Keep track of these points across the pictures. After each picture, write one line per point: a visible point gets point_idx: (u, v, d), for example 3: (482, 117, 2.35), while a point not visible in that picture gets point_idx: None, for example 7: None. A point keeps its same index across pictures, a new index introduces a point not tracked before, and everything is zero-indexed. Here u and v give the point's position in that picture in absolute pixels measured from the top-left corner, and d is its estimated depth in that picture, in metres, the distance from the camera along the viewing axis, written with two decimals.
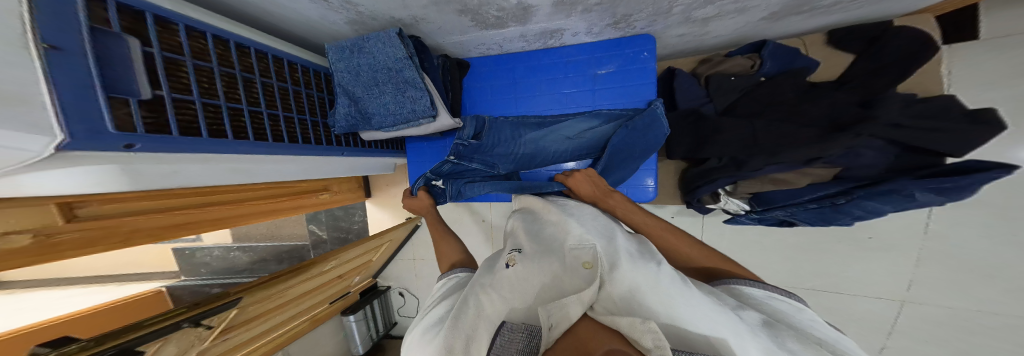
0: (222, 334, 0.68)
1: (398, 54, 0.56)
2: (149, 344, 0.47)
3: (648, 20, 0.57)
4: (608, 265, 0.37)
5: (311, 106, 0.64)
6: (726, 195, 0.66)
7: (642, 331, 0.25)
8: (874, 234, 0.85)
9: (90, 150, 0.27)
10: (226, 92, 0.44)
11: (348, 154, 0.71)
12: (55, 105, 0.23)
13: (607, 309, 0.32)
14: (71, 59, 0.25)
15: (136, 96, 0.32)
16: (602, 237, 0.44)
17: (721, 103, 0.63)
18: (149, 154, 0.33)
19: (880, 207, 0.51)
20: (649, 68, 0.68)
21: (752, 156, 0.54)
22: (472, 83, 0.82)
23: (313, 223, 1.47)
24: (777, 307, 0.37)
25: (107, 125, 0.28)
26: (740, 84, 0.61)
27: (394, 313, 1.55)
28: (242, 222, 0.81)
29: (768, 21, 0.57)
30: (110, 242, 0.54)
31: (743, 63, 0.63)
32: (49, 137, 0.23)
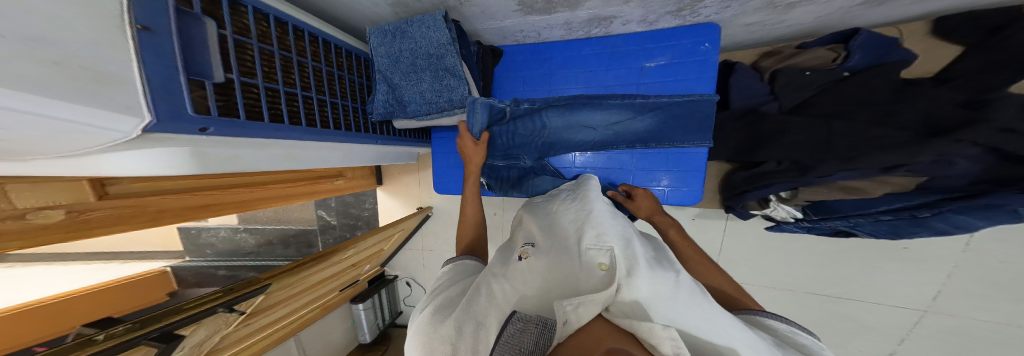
0: (246, 320, 0.71)
1: (443, 39, 0.54)
2: (184, 328, 0.51)
3: (719, 6, 0.54)
4: (628, 270, 0.31)
5: (352, 92, 0.62)
6: (779, 202, 0.63)
7: (660, 337, 0.23)
8: (910, 245, 0.81)
9: (169, 132, 0.26)
10: (285, 76, 0.43)
11: (381, 142, 0.69)
12: (144, 85, 0.23)
13: (623, 311, 0.28)
14: (161, 42, 0.23)
15: (209, 79, 0.30)
16: (621, 240, 0.38)
17: (790, 101, 0.61)
18: (219, 137, 0.32)
19: (971, 220, 0.50)
20: (709, 60, 0.64)
21: (823, 161, 0.52)
22: (504, 73, 0.79)
23: (322, 208, 1.46)
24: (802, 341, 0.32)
25: (188, 108, 0.27)
26: (817, 79, 0.59)
27: (400, 303, 1.55)
28: (260, 206, 0.80)
29: (869, 6, 0.52)
30: (139, 221, 0.54)
31: (825, 55, 0.60)
32: (136, 117, 0.22)
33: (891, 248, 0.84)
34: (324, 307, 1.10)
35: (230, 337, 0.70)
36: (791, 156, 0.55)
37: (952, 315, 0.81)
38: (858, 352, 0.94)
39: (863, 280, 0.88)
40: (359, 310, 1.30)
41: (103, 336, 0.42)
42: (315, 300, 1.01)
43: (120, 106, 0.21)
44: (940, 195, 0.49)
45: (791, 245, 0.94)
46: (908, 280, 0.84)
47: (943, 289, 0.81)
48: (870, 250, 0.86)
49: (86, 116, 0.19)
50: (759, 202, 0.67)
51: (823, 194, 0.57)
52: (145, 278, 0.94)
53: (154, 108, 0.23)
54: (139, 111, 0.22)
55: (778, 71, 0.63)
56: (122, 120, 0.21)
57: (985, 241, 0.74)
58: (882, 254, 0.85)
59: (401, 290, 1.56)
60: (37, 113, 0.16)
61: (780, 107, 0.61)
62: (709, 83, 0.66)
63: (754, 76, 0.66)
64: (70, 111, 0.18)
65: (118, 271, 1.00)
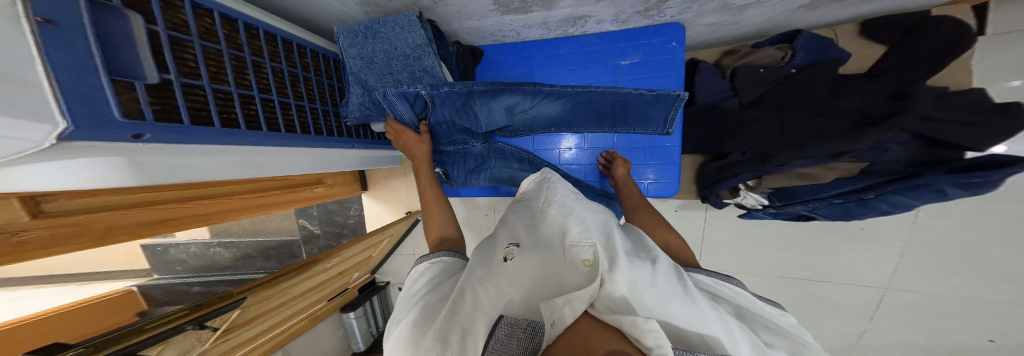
0: (226, 335, 0.65)
1: (419, 40, 0.53)
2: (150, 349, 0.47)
3: (682, 6, 0.56)
4: (610, 263, 0.32)
5: (322, 95, 0.59)
6: (746, 190, 0.67)
7: (643, 329, 0.23)
8: (866, 226, 0.88)
9: (94, 140, 0.24)
10: (238, 77, 0.41)
11: (359, 146, 0.68)
12: (53, 88, 0.20)
13: (608, 305, 0.27)
14: (66, 35, 0.21)
15: (141, 80, 0.28)
16: (601, 234, 0.39)
17: (748, 96, 0.64)
18: (160, 144, 0.30)
19: (907, 201, 0.53)
20: (676, 58, 0.67)
21: (780, 151, 0.56)
22: (485, 73, 0.80)
23: (303, 217, 1.40)
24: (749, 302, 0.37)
25: (114, 112, 0.25)
26: (769, 77, 0.62)
27: (394, 309, 1.51)
28: (231, 218, 0.76)
29: (806, 9, 0.56)
30: (86, 240, 0.49)
31: (774, 54, 0.62)
32: (52, 125, 0.20)
33: (848, 229, 0.90)
34: (311, 318, 1.04)
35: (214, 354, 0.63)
36: (754, 148, 0.59)
37: (905, 288, 0.89)
38: (827, 327, 1.01)
39: (829, 260, 0.95)
40: (350, 318, 1.26)
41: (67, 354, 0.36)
42: (304, 311, 0.97)
43: (31, 115, 0.18)
44: (883, 178, 0.54)
45: (765, 231, 0.99)
46: (865, 258, 0.91)
47: (898, 265, 0.88)
48: (833, 232, 0.92)
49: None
50: (731, 191, 0.71)
51: (784, 182, 0.61)
52: (106, 300, 0.86)
53: (69, 114, 0.21)
54: (54, 117, 0.20)
55: (737, 69, 0.65)
56: (35, 130, 0.19)
57: (927, 220, 0.82)
58: (843, 235, 0.92)
59: (394, 296, 1.52)
60: None
61: (739, 103, 0.65)
62: (678, 80, 0.69)
63: (716, 74, 0.69)
64: None
65: (76, 293, 0.91)
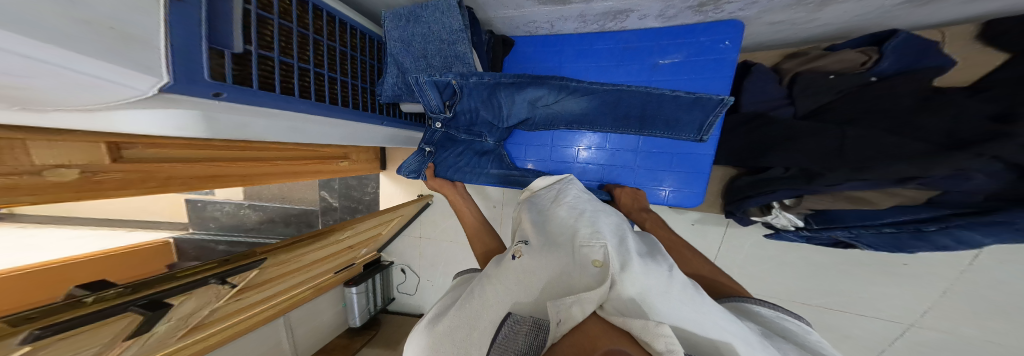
0: (237, 295, 0.69)
1: (455, 26, 0.54)
2: (176, 297, 0.47)
3: (743, 2, 0.52)
4: (622, 265, 0.32)
5: (363, 72, 0.62)
6: (780, 209, 0.64)
7: (654, 334, 0.23)
8: (909, 262, 0.81)
9: (185, 95, 0.28)
10: (300, 52, 0.44)
11: (387, 124, 0.69)
12: (167, 48, 0.23)
13: (617, 308, 0.28)
14: (188, 10, 0.25)
15: (230, 49, 0.31)
16: (614, 236, 0.40)
17: (806, 105, 0.60)
18: (234, 104, 0.34)
19: (978, 237, 0.49)
20: (727, 59, 0.63)
21: (830, 170, 0.51)
22: (514, 64, 0.79)
23: (325, 189, 1.49)
24: (788, 328, 0.33)
25: (204, 75, 0.28)
26: (838, 84, 0.57)
27: (393, 289, 1.58)
28: (267, 182, 0.82)
29: (912, 6, 0.50)
30: (149, 185, 0.55)
31: (852, 59, 0.57)
32: (157, 78, 0.23)
33: (887, 263, 0.84)
34: (317, 289, 1.12)
35: (220, 311, 0.68)
36: (799, 164, 0.55)
37: (937, 331, 0.83)
38: None
39: (854, 296, 0.89)
40: (352, 293, 1.33)
41: (94, 298, 0.38)
42: (308, 283, 1.03)
43: (141, 66, 0.21)
44: (948, 211, 0.48)
45: (789, 255, 0.93)
46: (898, 296, 0.85)
47: (930, 304, 0.82)
48: (866, 265, 0.86)
49: (114, 75, 0.20)
50: (761, 208, 0.67)
51: (828, 204, 0.57)
52: (140, 249, 0.93)
53: (173, 72, 0.24)
54: (160, 72, 0.23)
55: (800, 74, 0.62)
56: (144, 81, 0.22)
57: (988, 263, 0.74)
58: (879, 269, 0.85)
59: (395, 276, 1.58)
60: (69, 68, 0.17)
61: (794, 112, 0.61)
62: (724, 83, 0.65)
63: (772, 79, 0.66)
64: (102, 68, 0.19)
65: (125, 240, 1.02)
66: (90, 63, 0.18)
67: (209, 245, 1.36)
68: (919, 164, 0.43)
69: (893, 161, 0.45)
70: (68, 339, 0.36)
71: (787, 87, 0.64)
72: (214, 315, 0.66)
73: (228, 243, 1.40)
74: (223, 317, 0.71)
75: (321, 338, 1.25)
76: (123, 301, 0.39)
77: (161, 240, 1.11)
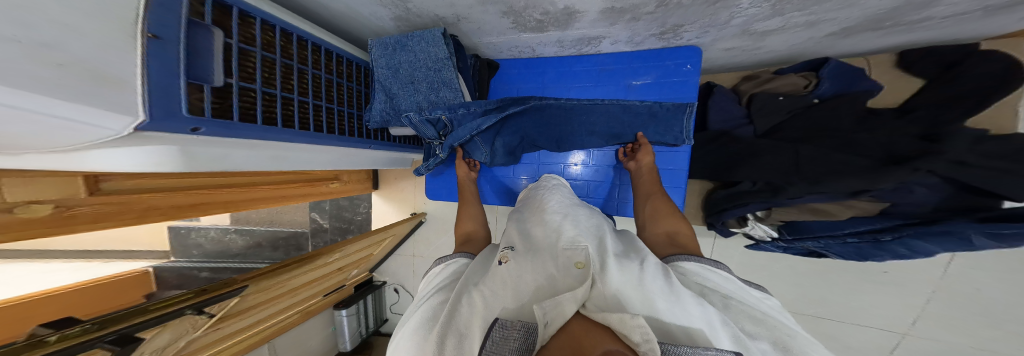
0: (218, 323, 0.66)
1: (441, 55, 0.58)
2: (147, 330, 0.46)
3: (698, 31, 0.57)
4: (601, 265, 0.34)
5: (350, 98, 0.64)
6: (755, 220, 0.67)
7: (631, 325, 0.23)
8: (889, 269, 0.82)
9: (160, 131, 0.28)
10: (283, 82, 0.46)
11: (375, 147, 0.70)
12: (143, 86, 0.25)
13: (599, 306, 0.28)
14: (167, 50, 0.27)
15: (209, 83, 0.32)
16: (593, 238, 0.41)
17: (763, 124, 0.63)
18: (211, 138, 0.35)
19: (931, 247, 0.51)
20: (690, 81, 0.68)
21: (790, 184, 0.54)
22: (499, 85, 0.83)
23: (316, 211, 1.49)
24: (711, 278, 0.36)
25: (182, 109, 0.29)
26: (787, 106, 0.61)
27: (386, 310, 1.53)
28: (251, 207, 0.82)
29: (838, 37, 0.56)
30: (122, 218, 0.55)
31: (796, 82, 0.62)
32: (131, 116, 0.24)
33: (871, 271, 0.85)
34: (304, 313, 1.09)
35: (197, 342, 0.64)
36: (764, 179, 0.57)
37: (926, 337, 0.84)
38: None
39: (843, 302, 0.90)
40: (342, 316, 1.27)
41: (57, 337, 0.36)
42: (295, 306, 0.99)
43: (115, 106, 0.22)
44: (900, 220, 0.51)
45: (775, 264, 0.95)
46: (886, 302, 0.86)
47: (920, 313, 0.83)
48: (850, 273, 0.88)
49: (86, 116, 0.21)
50: (739, 220, 0.70)
51: (796, 216, 0.60)
52: (118, 279, 0.90)
53: (150, 108, 0.25)
54: (135, 109, 0.24)
55: (754, 95, 0.65)
56: (117, 119, 0.23)
57: (961, 269, 0.76)
58: (863, 276, 0.86)
59: (388, 296, 1.53)
60: (38, 112, 0.18)
61: (755, 130, 0.64)
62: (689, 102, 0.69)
63: (733, 99, 0.69)
64: (74, 112, 0.19)
65: (106, 270, 0.99)
66: (64, 107, 0.19)
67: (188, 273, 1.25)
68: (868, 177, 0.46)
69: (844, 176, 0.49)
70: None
71: (745, 106, 0.68)
72: (192, 346, 0.62)
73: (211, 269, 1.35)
74: (201, 347, 0.67)
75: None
76: (90, 338, 0.38)
77: (143, 269, 1.08)
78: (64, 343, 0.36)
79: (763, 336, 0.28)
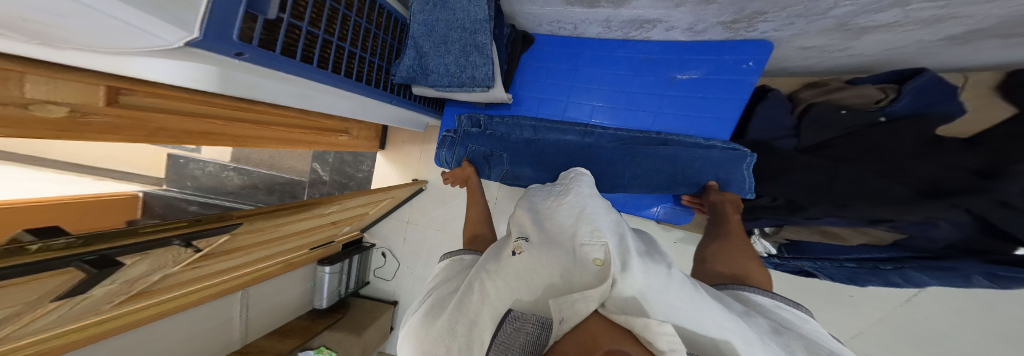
0: (197, 261, 0.62)
1: (481, 16, 0.55)
2: (128, 256, 0.43)
3: (779, 22, 0.53)
4: (622, 265, 0.33)
5: (382, 51, 0.61)
6: (761, 236, 0.71)
7: (656, 332, 0.21)
8: (855, 294, 0.93)
9: (205, 50, 0.26)
10: (327, 24, 0.44)
11: (394, 103, 0.68)
12: (207, 7, 0.23)
13: (619, 306, 0.28)
14: None
15: (263, 15, 0.30)
16: (613, 236, 0.40)
17: (811, 138, 0.63)
18: (246, 64, 0.32)
19: (926, 280, 0.54)
20: (747, 80, 0.64)
21: (814, 204, 0.54)
22: (530, 62, 0.80)
23: (319, 161, 1.51)
24: (784, 316, 0.34)
25: (233, 33, 0.27)
26: (848, 120, 0.59)
27: (369, 274, 1.60)
28: (258, 144, 0.89)
29: (952, 42, 0.51)
30: (135, 133, 0.60)
31: (871, 94, 0.60)
32: (188, 34, 0.23)
33: (839, 293, 0.95)
34: (287, 264, 1.09)
35: (173, 278, 0.61)
36: (786, 195, 0.58)
37: None
38: None
39: None
40: (325, 272, 1.30)
41: (40, 246, 0.33)
42: (279, 255, 1.00)
43: (179, 22, 0.21)
44: (907, 252, 0.52)
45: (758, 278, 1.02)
46: (837, 318, 0.96)
47: (862, 329, 0.94)
48: (822, 292, 0.98)
49: (146, 24, 0.19)
50: (743, 233, 0.74)
51: (803, 236, 0.64)
52: (95, 201, 0.90)
53: (205, 28, 0.23)
54: (192, 27, 0.22)
55: (814, 105, 0.65)
56: (173, 33, 0.22)
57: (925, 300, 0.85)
58: (831, 295, 0.96)
59: (374, 260, 1.60)
60: (103, 11, 0.16)
61: (799, 144, 0.63)
62: (736, 105, 0.65)
63: (784, 108, 0.70)
64: (138, 18, 0.18)
65: (87, 192, 0.96)
66: (134, 13, 0.17)
67: (179, 204, 1.29)
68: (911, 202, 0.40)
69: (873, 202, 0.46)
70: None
71: (799, 116, 0.68)
72: (162, 282, 0.58)
73: (201, 204, 1.35)
74: (174, 285, 0.64)
75: (283, 317, 1.20)
76: (69, 255, 0.35)
77: (129, 194, 1.09)
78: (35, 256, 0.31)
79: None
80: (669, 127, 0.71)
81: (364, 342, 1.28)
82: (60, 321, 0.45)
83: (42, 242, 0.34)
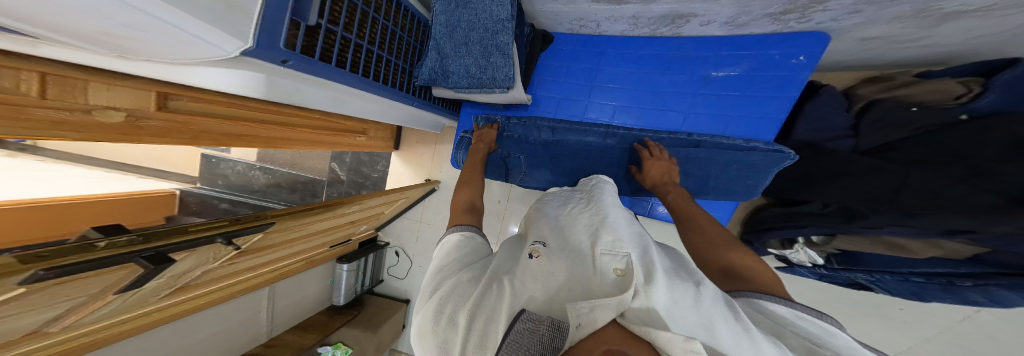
0: (235, 257, 0.66)
1: (503, 15, 0.54)
2: (179, 253, 0.46)
3: (842, 11, 0.47)
4: (647, 278, 0.29)
5: (405, 53, 0.61)
6: (804, 245, 0.66)
7: (682, 350, 0.19)
8: (905, 307, 0.85)
9: (257, 58, 0.27)
10: (358, 28, 0.44)
11: (416, 105, 0.68)
12: (259, 17, 0.24)
13: (640, 318, 0.24)
14: None
15: (305, 22, 0.31)
16: (637, 247, 0.37)
17: (870, 141, 0.58)
18: (293, 72, 0.33)
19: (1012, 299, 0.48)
20: (797, 77, 0.59)
21: (878, 212, 0.49)
22: (548, 61, 0.78)
23: (336, 161, 1.56)
24: (809, 329, 0.29)
25: (281, 41, 0.28)
26: (917, 119, 0.52)
27: (383, 272, 1.64)
28: (289, 146, 0.93)
29: None
30: (181, 136, 0.64)
31: (948, 89, 0.52)
32: (242, 43, 0.24)
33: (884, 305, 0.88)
34: (309, 261, 1.12)
35: (209, 274, 0.64)
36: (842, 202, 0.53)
37: None
38: None
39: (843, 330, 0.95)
40: (343, 269, 1.35)
41: (106, 243, 0.35)
42: (303, 252, 1.03)
43: (234, 31, 0.22)
44: (995, 269, 0.45)
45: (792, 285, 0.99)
46: (876, 331, 0.91)
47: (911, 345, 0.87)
48: (865, 304, 0.91)
49: (207, 34, 0.20)
50: (783, 242, 0.70)
51: (864, 247, 0.57)
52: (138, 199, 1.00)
53: (257, 37, 0.24)
54: (247, 36, 0.23)
55: (874, 103, 0.60)
56: (229, 43, 0.23)
57: (986, 319, 0.75)
58: (874, 307, 0.90)
59: (388, 259, 1.64)
60: (169, 23, 0.17)
61: (857, 147, 0.59)
62: (785, 104, 0.61)
63: (838, 106, 0.65)
64: (201, 29, 0.19)
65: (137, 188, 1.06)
66: (196, 23, 0.18)
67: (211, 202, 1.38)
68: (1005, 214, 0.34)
69: (950, 212, 0.40)
70: (67, 284, 0.33)
71: (858, 114, 0.63)
72: (203, 277, 0.61)
73: (230, 202, 1.44)
74: (212, 280, 0.67)
75: (303, 313, 1.24)
76: (133, 251, 0.38)
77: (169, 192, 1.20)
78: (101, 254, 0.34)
79: None
80: (703, 129, 0.67)
81: (378, 339, 1.31)
82: (118, 311, 0.49)
83: (111, 238, 0.37)
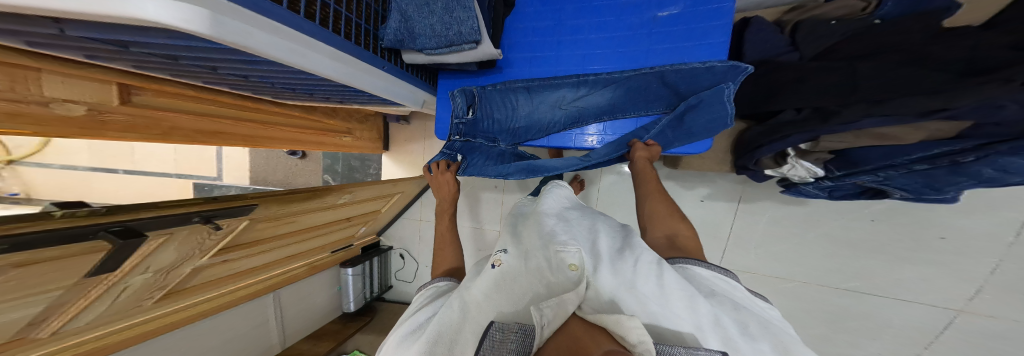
0: (224, 254, 0.65)
1: None
2: (159, 231, 0.45)
3: None
4: (594, 269, 0.35)
5: (365, 15, 0.61)
6: (796, 157, 0.62)
7: (627, 326, 0.22)
8: (946, 234, 0.84)
9: None
10: None
11: (387, 69, 0.67)
12: None
13: (593, 308, 0.30)
14: None
15: None
16: (586, 241, 0.41)
17: (811, 49, 0.56)
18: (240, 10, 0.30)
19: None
20: (724, 7, 0.59)
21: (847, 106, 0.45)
22: (515, 24, 0.76)
23: (330, 173, 1.55)
24: (719, 287, 0.35)
25: None
26: (839, 28, 0.54)
27: (391, 277, 1.59)
28: (269, 144, 0.91)
29: None
30: (151, 131, 0.62)
31: (852, 4, 0.57)
32: None
33: (925, 238, 0.87)
34: (312, 266, 1.10)
35: (203, 272, 0.64)
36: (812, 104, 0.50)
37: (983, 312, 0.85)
38: (874, 343, 1.01)
39: (887, 276, 0.94)
40: (348, 275, 1.30)
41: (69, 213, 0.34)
42: (303, 256, 1.01)
43: None
44: (982, 140, 0.40)
45: (806, 233, 0.99)
46: (931, 273, 0.88)
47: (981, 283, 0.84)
48: (903, 244, 0.90)
49: None
50: (775, 159, 0.66)
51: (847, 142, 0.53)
52: None
53: None
54: None
55: (801, 22, 0.60)
56: None
57: None
58: (916, 243, 0.88)
59: (394, 262, 1.59)
60: None
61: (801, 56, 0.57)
62: (724, 30, 0.59)
63: (773, 29, 0.64)
64: None
65: None
66: None
67: None
68: (934, 93, 0.35)
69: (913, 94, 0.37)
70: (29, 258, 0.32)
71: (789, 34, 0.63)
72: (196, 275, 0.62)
73: None
74: (207, 283, 0.68)
75: (315, 321, 1.21)
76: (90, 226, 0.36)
77: None
78: (68, 221, 0.34)
79: (766, 340, 0.27)
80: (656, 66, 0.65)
81: None
82: (101, 320, 0.51)
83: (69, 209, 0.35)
